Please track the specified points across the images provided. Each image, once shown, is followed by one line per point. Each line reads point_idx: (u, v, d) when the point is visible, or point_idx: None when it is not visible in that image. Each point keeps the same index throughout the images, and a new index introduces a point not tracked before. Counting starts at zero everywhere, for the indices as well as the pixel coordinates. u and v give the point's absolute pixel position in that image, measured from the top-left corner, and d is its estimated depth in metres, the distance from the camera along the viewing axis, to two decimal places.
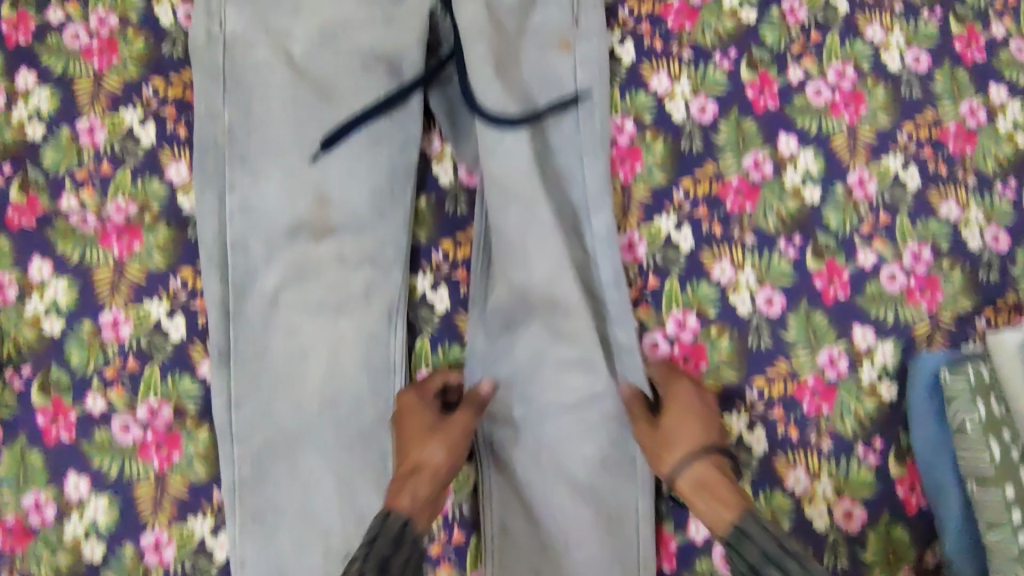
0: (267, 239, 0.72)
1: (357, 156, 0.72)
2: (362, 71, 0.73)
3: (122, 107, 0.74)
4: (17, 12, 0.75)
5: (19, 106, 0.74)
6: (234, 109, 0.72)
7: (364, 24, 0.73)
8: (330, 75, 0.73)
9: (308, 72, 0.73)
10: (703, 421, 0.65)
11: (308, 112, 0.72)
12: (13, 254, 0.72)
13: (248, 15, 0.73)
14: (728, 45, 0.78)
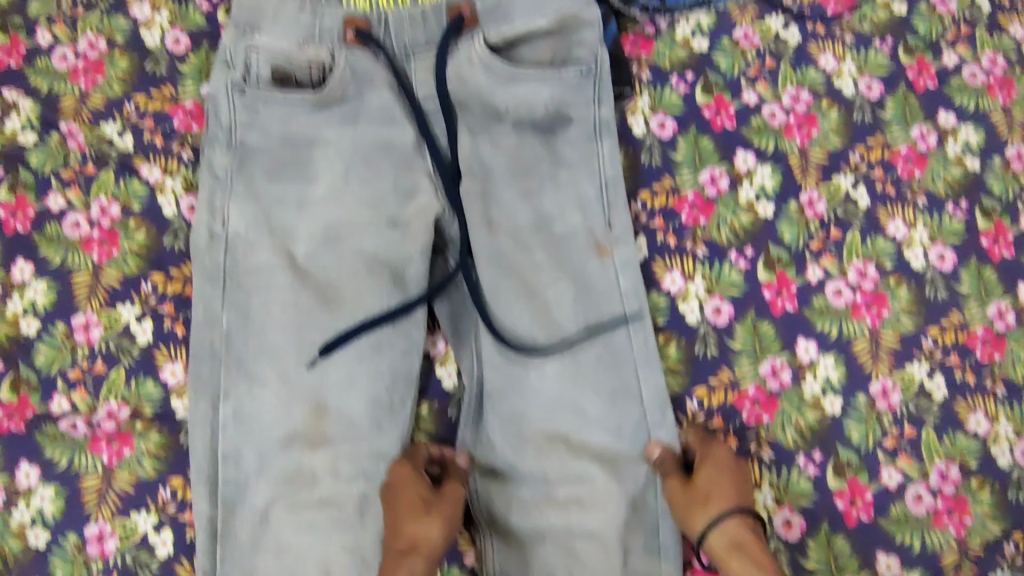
0: (257, 449, 0.68)
1: (358, 363, 0.70)
2: (369, 275, 0.71)
3: (120, 302, 0.73)
4: (15, 197, 0.75)
5: (14, 298, 0.73)
6: (236, 314, 0.70)
7: (370, 228, 0.72)
8: (334, 279, 0.71)
9: (313, 275, 0.71)
10: (734, 477, 0.68)
11: (311, 317, 0.70)
12: (1, 457, 0.69)
13: (256, 212, 0.72)
14: (744, 242, 0.77)
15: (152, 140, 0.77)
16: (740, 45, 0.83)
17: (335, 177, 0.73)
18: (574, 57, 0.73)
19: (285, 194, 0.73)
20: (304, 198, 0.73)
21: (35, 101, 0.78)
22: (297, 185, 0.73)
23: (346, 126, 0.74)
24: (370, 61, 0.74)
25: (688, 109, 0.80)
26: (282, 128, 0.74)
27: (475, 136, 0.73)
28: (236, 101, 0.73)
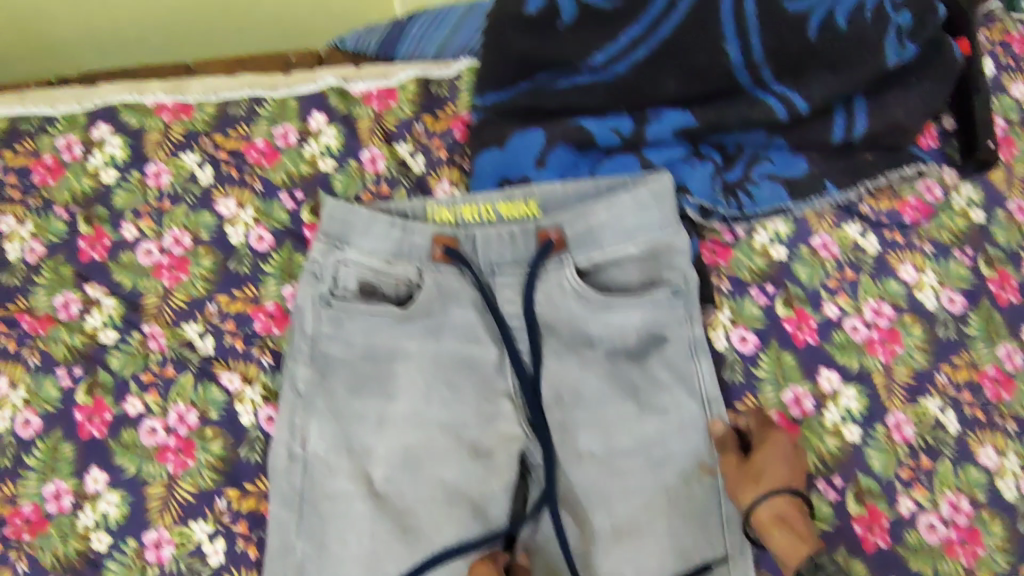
0: None
1: None
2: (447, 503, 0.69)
3: (193, 518, 0.71)
4: (93, 400, 0.75)
5: (87, 510, 0.72)
6: (310, 541, 0.68)
7: (450, 453, 0.71)
8: (410, 506, 0.69)
9: (389, 501, 0.69)
10: (792, 464, 0.68)
11: (387, 547, 0.67)
12: None
13: (338, 428, 0.71)
14: (832, 471, 0.75)
15: (233, 345, 0.77)
16: (819, 255, 0.83)
17: (417, 395, 0.72)
18: (664, 279, 0.73)
19: (366, 409, 0.72)
20: (383, 416, 0.72)
21: (118, 298, 0.79)
22: (377, 402, 0.72)
23: (429, 340, 0.73)
24: (456, 276, 0.75)
25: (770, 323, 0.80)
26: (366, 339, 0.73)
27: (563, 357, 0.73)
28: (319, 314, 0.74)
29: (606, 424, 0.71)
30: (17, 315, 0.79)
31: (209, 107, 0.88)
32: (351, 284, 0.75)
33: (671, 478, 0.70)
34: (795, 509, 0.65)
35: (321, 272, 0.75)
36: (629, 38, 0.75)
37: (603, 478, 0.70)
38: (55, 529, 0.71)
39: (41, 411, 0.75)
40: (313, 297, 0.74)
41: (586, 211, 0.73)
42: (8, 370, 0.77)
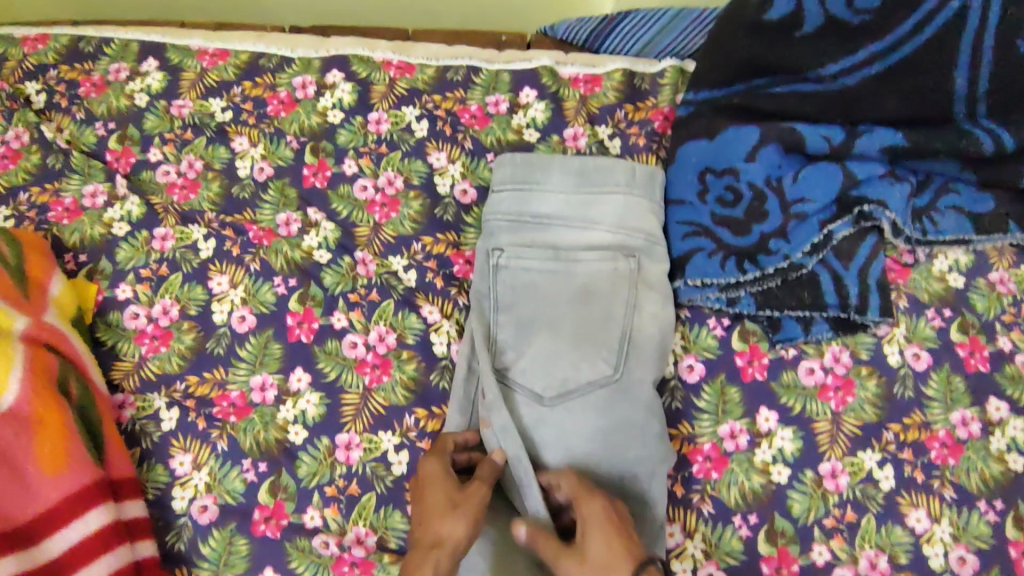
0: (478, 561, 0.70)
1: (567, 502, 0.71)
2: (590, 446, 0.72)
3: (382, 429, 0.76)
4: (304, 309, 0.82)
5: (288, 404, 0.78)
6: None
7: (594, 388, 0.73)
8: (558, 443, 0.73)
9: (540, 430, 0.73)
10: (608, 534, 0.62)
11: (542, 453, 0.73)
12: (249, 558, 0.72)
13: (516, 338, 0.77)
14: (994, 494, 0.76)
15: (433, 280, 0.83)
16: (996, 289, 0.86)
17: (557, 334, 0.76)
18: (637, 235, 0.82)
19: (542, 327, 0.77)
20: (524, 352, 0.76)
21: (336, 224, 0.87)
22: (518, 340, 0.77)
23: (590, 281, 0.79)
24: (583, 238, 0.81)
25: (944, 343, 0.82)
26: (516, 296, 0.79)
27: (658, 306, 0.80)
28: (508, 238, 0.82)
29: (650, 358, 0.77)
30: (244, 225, 0.87)
31: (430, 69, 0.96)
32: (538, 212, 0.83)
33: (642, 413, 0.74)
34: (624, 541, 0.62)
35: (513, 204, 0.83)
36: (869, 52, 0.79)
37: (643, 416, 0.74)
38: (258, 417, 0.77)
39: (256, 311, 0.82)
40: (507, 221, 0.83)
41: (605, 173, 0.83)
42: (230, 272, 0.84)
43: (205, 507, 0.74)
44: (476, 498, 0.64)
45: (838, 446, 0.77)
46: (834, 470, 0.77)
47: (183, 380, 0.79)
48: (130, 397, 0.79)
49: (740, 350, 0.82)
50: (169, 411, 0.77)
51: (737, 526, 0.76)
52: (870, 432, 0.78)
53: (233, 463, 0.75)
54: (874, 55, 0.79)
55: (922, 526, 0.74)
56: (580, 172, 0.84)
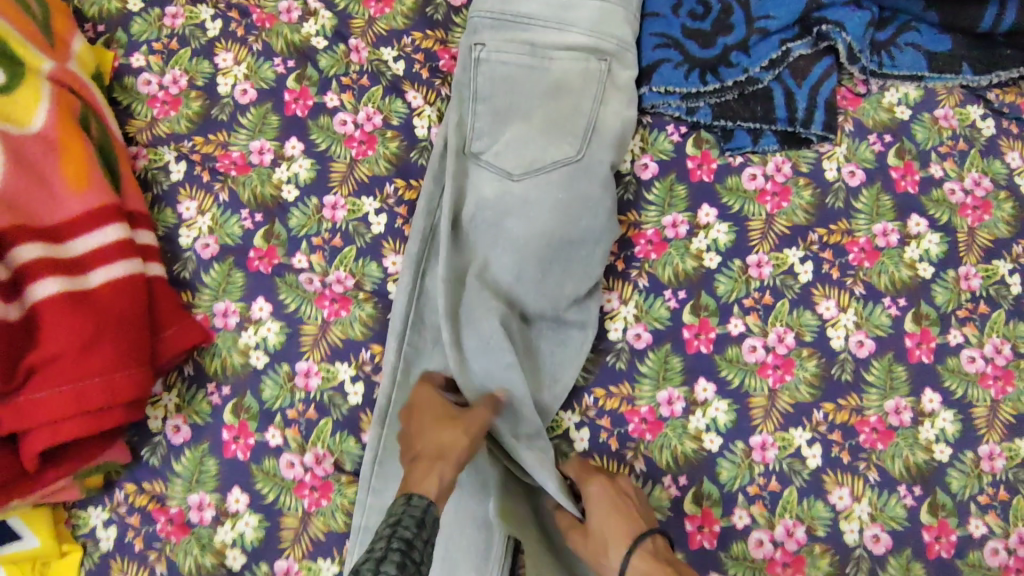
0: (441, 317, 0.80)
1: (524, 267, 0.81)
2: (549, 216, 0.81)
3: (364, 194, 0.87)
4: (300, 87, 0.90)
5: (283, 167, 0.88)
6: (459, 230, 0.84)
7: (558, 167, 0.82)
8: (521, 212, 0.81)
9: (505, 201, 0.82)
10: (615, 509, 0.74)
11: (506, 223, 0.82)
12: (244, 289, 0.84)
13: (492, 122, 0.85)
14: (899, 293, 0.87)
15: (420, 72, 0.91)
16: (939, 124, 0.93)
17: (530, 123, 0.84)
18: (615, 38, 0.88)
19: (518, 115, 0.85)
20: (498, 137, 0.85)
21: (333, 15, 0.93)
22: (493, 127, 0.85)
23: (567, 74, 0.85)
24: (560, 38, 0.86)
25: (880, 166, 0.91)
26: (495, 86, 0.85)
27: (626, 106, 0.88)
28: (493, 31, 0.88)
29: (612, 148, 0.85)
30: (248, 9, 0.93)
31: None
32: (525, 9, 0.87)
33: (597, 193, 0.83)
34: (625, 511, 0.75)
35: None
36: None
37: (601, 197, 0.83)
38: (255, 175, 0.87)
39: (257, 86, 0.90)
40: (493, 15, 0.88)
41: None
42: (235, 50, 0.92)
43: (207, 245, 0.85)
44: (477, 420, 0.73)
45: (767, 241, 0.87)
46: (759, 261, 0.87)
47: (190, 139, 0.89)
48: (143, 151, 0.88)
49: (692, 155, 0.90)
50: (178, 164, 0.88)
51: (666, 298, 0.85)
52: (797, 232, 0.88)
53: (233, 212, 0.86)
54: None
55: (830, 313, 0.85)
56: None
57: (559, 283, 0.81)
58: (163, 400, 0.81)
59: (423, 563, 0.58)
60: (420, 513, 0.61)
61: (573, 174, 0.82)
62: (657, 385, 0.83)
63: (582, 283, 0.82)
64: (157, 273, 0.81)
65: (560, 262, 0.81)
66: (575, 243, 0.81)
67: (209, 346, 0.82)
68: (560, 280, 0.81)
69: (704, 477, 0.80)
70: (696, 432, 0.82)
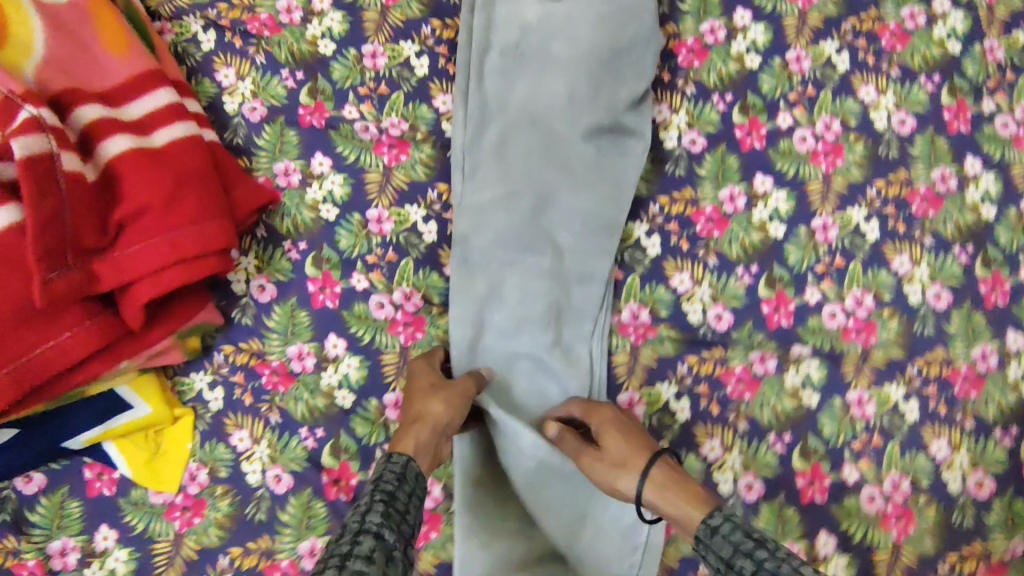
0: (502, 148, 0.81)
1: (576, 86, 0.81)
2: (597, 28, 0.81)
3: (402, 39, 0.86)
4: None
5: (314, 23, 0.86)
6: (506, 59, 0.83)
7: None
8: (569, 30, 0.81)
9: (550, 23, 0.82)
10: (626, 434, 0.72)
11: (552, 47, 0.81)
12: (300, 147, 0.84)
13: None
14: (933, 70, 0.89)
15: None
16: None
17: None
18: None
19: None
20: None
21: None
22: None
23: None
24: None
25: None
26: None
27: None
28: None
29: None
30: None
31: None
32: None
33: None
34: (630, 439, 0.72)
35: None
36: None
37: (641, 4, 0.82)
38: (288, 33, 0.85)
39: None
40: None
41: None
42: None
43: (254, 109, 0.84)
44: (459, 388, 0.73)
45: (803, 36, 0.89)
46: (798, 57, 0.88)
47: (214, 7, 0.86)
48: (169, 25, 0.86)
49: None
50: (206, 34, 0.85)
51: (715, 102, 0.86)
52: (829, 25, 0.89)
53: (273, 73, 0.85)
54: None
55: (870, 97, 0.88)
56: None
57: (613, 95, 0.81)
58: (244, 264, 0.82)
59: (410, 513, 0.60)
60: (401, 469, 0.64)
61: None
62: (718, 184, 0.85)
63: (636, 87, 0.82)
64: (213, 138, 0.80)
65: (611, 75, 0.81)
66: (622, 54, 0.81)
67: (276, 206, 0.83)
68: (613, 93, 0.81)
69: (774, 262, 0.83)
70: (761, 223, 0.84)
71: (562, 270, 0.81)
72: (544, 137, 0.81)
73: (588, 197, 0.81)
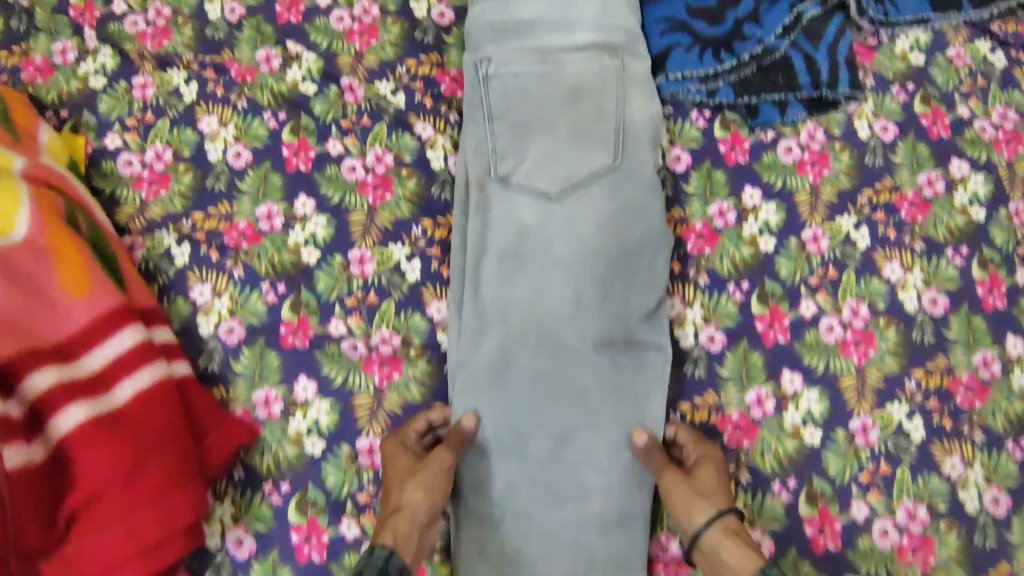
0: (500, 376, 0.73)
1: (581, 301, 0.74)
2: (600, 228, 0.75)
3: (392, 242, 0.80)
4: (298, 140, 0.83)
5: (297, 229, 0.80)
6: (504, 264, 0.76)
7: (595, 179, 0.76)
8: (568, 232, 0.75)
9: (550, 224, 0.76)
10: (721, 479, 0.69)
11: (549, 259, 0.75)
12: (281, 371, 0.75)
13: (509, 148, 0.78)
14: (960, 242, 0.83)
15: (423, 101, 0.84)
16: (954, 64, 0.90)
17: (555, 134, 0.78)
18: (615, 27, 0.82)
19: (547, 139, 0.78)
20: (526, 156, 0.78)
21: (318, 55, 0.86)
22: (516, 143, 0.79)
23: (571, 82, 0.80)
24: (566, 39, 0.81)
25: (908, 117, 0.87)
26: (510, 102, 0.79)
27: (648, 96, 0.81)
28: (493, 50, 0.81)
29: (650, 151, 0.79)
30: (224, 67, 0.85)
31: None
32: (524, 11, 0.81)
33: (639, 200, 0.77)
34: (723, 481, 0.69)
35: (495, 17, 0.82)
36: None
37: (649, 208, 0.77)
38: (269, 243, 0.79)
39: (250, 146, 0.83)
40: (492, 29, 0.82)
41: None
42: (218, 112, 0.84)
43: (232, 330, 0.76)
44: (433, 466, 0.67)
45: (817, 213, 0.82)
46: (816, 235, 0.82)
47: (188, 217, 0.80)
48: (140, 239, 0.79)
49: (723, 138, 0.85)
50: (180, 246, 0.79)
51: (731, 292, 0.79)
52: (846, 198, 0.83)
53: (252, 288, 0.78)
54: None
55: (896, 275, 0.81)
56: None
57: (623, 307, 0.75)
58: (219, 517, 0.71)
59: None
60: (383, 562, 0.59)
61: (613, 189, 0.76)
62: (744, 386, 0.77)
63: (649, 296, 0.76)
64: (184, 373, 0.72)
65: (619, 285, 0.75)
66: (630, 262, 0.76)
67: (255, 442, 0.74)
68: (622, 304, 0.75)
69: (814, 475, 0.75)
70: (794, 428, 0.76)
71: (586, 515, 0.71)
72: (546, 360, 0.73)
73: (603, 426, 0.72)
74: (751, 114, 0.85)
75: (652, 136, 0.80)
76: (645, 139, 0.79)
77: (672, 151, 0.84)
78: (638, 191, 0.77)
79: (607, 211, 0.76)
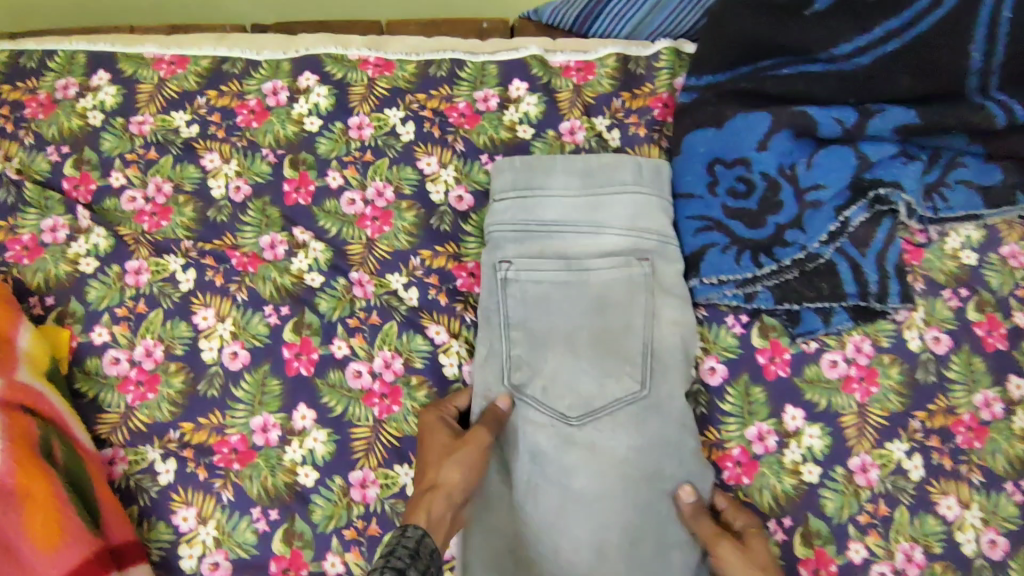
0: None
1: (606, 551, 0.68)
2: (624, 465, 0.69)
3: (398, 463, 0.72)
4: (300, 339, 0.76)
5: (294, 445, 0.73)
6: (521, 501, 0.69)
7: (620, 407, 0.70)
8: (588, 466, 0.69)
9: (569, 455, 0.69)
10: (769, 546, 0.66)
11: (571, 498, 0.68)
12: None
13: (528, 364, 0.72)
14: (1021, 475, 0.75)
15: (437, 298, 0.78)
16: (1011, 264, 0.83)
17: (577, 351, 0.71)
18: (645, 229, 0.76)
19: (568, 356, 0.71)
20: (543, 373, 0.71)
21: (326, 244, 0.80)
22: (533, 358, 0.72)
23: (594, 291, 0.74)
24: (594, 243, 0.76)
25: (961, 325, 0.80)
26: (529, 311, 0.73)
27: (682, 307, 0.75)
28: (513, 253, 0.76)
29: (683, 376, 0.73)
30: (224, 253, 0.79)
31: (410, 66, 0.89)
32: (550, 214, 0.77)
33: (670, 434, 0.70)
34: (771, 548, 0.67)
35: (518, 217, 0.77)
36: (885, 30, 0.76)
37: (681, 441, 0.71)
38: (263, 461, 0.72)
39: (248, 345, 0.76)
40: (514, 229, 0.77)
41: (610, 168, 0.78)
42: (216, 304, 0.77)
43: (217, 565, 0.69)
44: (474, 445, 0.66)
45: (865, 439, 0.76)
46: (864, 465, 0.75)
47: (177, 427, 0.73)
48: (122, 452, 0.73)
49: (761, 347, 0.79)
50: (165, 462, 0.72)
51: (772, 530, 0.74)
52: (896, 422, 0.77)
53: (242, 514, 0.71)
54: (888, 32, 0.76)
55: (952, 513, 0.74)
56: (582, 183, 0.78)
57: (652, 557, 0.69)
58: None
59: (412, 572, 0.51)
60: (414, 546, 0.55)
61: (641, 422, 0.70)
62: None
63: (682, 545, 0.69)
64: None
65: (648, 532, 0.69)
66: (661, 504, 0.69)
67: None
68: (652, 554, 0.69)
69: None
70: None
71: None
72: None
73: None
74: (794, 321, 0.79)
75: (685, 356, 0.74)
76: (677, 360, 0.73)
77: (705, 362, 0.79)
78: (669, 424, 0.70)
79: (635, 448, 0.69)
